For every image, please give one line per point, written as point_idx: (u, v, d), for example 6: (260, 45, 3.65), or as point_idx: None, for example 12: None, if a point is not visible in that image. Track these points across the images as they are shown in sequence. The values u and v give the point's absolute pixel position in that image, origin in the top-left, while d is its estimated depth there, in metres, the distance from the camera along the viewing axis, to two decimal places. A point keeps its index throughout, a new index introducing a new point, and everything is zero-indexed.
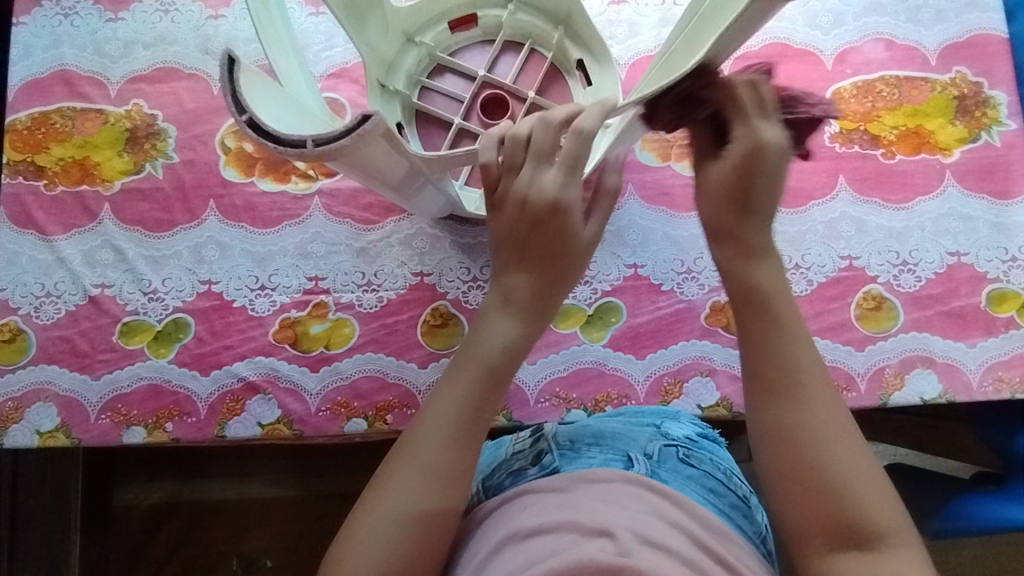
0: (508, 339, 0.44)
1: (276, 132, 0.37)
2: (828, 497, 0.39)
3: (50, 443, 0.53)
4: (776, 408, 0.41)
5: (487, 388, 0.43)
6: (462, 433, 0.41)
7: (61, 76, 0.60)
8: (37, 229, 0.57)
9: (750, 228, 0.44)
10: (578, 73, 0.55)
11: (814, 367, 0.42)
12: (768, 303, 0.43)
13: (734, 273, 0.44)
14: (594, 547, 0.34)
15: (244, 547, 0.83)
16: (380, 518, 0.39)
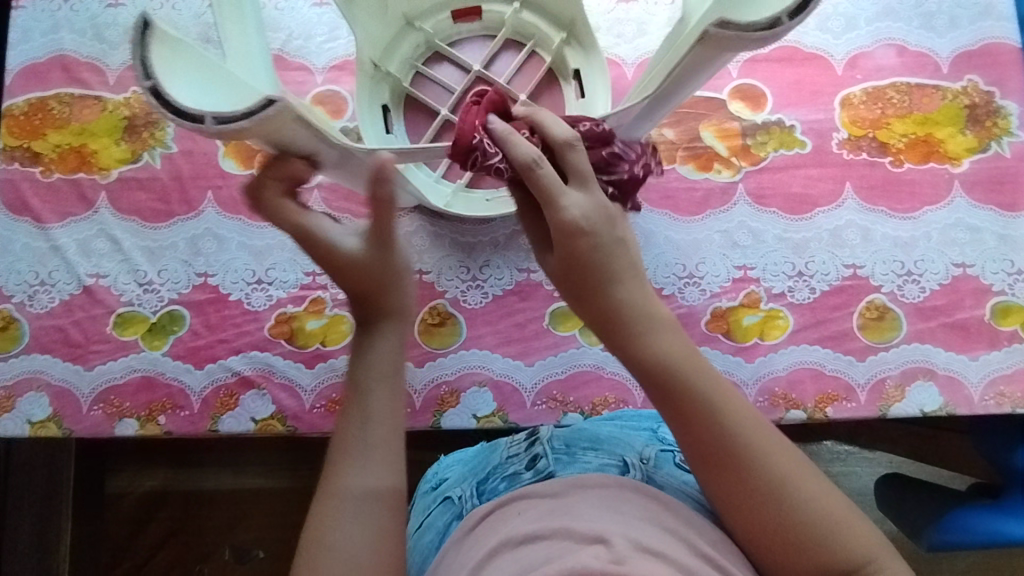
0: (382, 296, 0.40)
1: (177, 103, 0.34)
2: (800, 546, 0.35)
3: (41, 434, 0.52)
4: (725, 481, 0.37)
5: (387, 327, 0.40)
6: (361, 389, 0.38)
7: (60, 61, 0.59)
8: (32, 217, 0.56)
9: (609, 295, 0.40)
10: (573, 82, 0.54)
11: (748, 416, 0.38)
12: (666, 376, 0.38)
13: (633, 352, 0.39)
14: (588, 553, 0.33)
15: (235, 538, 0.83)
16: (337, 521, 0.34)
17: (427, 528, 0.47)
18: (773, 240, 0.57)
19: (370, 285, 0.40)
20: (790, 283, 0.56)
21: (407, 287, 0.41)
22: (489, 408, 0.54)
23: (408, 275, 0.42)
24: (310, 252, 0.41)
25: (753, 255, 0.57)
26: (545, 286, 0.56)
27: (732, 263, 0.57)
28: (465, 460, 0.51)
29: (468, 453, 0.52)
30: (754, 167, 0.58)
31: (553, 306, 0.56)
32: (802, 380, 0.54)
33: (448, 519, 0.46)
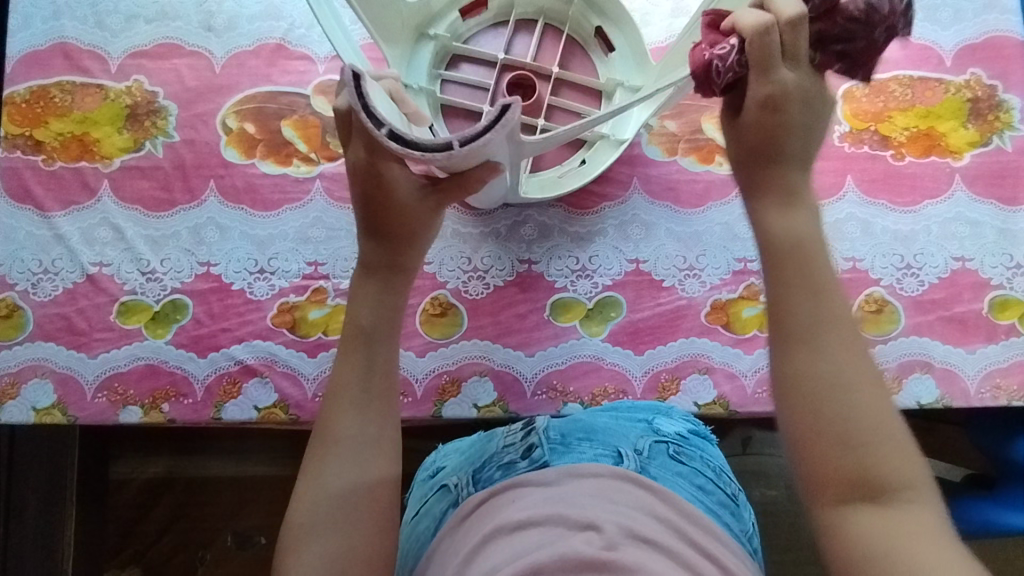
0: (395, 256, 0.44)
1: (421, 141, 0.37)
2: (851, 444, 0.35)
3: (46, 420, 0.53)
4: (812, 362, 0.37)
5: (392, 290, 0.44)
6: (370, 343, 0.42)
7: (61, 48, 0.59)
8: (35, 205, 0.57)
9: (785, 175, 0.40)
10: (596, 41, 0.55)
11: (857, 331, 0.38)
12: (795, 245, 0.39)
13: (775, 278, 0.39)
14: (579, 540, 0.34)
15: (238, 523, 0.84)
16: (329, 459, 0.40)
17: (424, 515, 0.47)
18: None
19: (382, 235, 0.44)
20: None
21: (422, 251, 0.45)
22: (490, 398, 0.54)
23: (428, 240, 0.45)
24: (368, 210, 0.43)
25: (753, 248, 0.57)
26: (546, 277, 0.56)
27: (733, 256, 0.57)
28: (463, 448, 0.52)
29: (466, 441, 0.53)
30: None
31: (553, 297, 0.56)
32: None
33: (443, 508, 0.46)
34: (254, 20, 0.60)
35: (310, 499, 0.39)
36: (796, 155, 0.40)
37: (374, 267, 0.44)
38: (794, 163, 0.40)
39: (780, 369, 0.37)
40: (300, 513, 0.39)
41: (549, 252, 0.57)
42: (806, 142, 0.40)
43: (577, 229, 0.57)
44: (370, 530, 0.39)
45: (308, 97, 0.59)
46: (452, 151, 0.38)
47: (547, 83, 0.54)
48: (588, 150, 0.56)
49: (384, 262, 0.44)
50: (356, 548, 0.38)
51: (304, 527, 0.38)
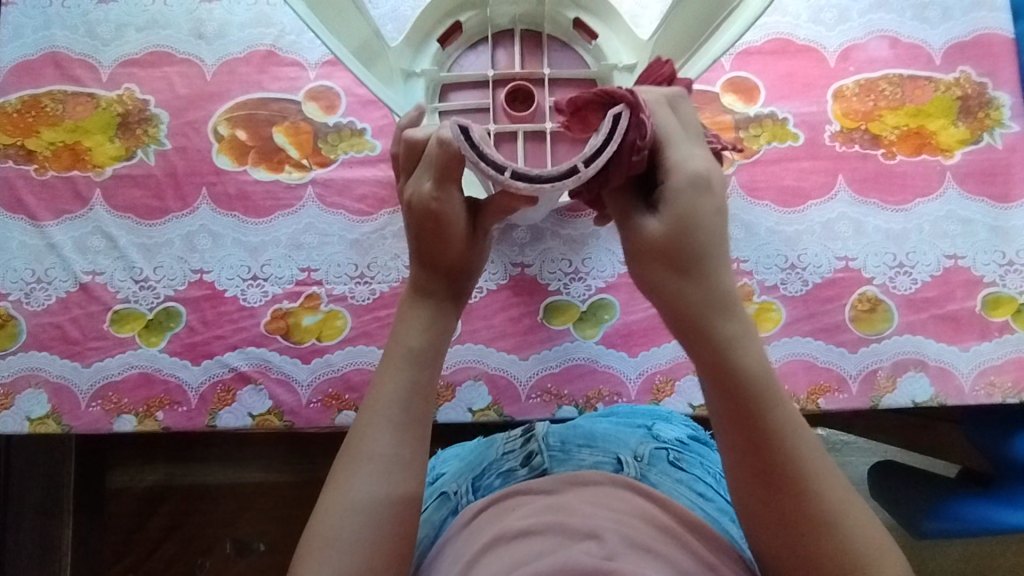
0: (446, 282, 0.42)
1: (544, 172, 0.37)
2: (829, 563, 0.36)
3: (40, 430, 0.53)
4: (790, 508, 0.36)
5: (445, 316, 0.43)
6: (419, 364, 0.41)
7: (51, 58, 0.59)
8: (28, 215, 0.57)
9: (703, 273, 0.37)
10: (579, 32, 0.55)
11: (815, 454, 0.37)
12: (742, 382, 0.37)
13: (737, 429, 0.37)
14: (580, 549, 0.34)
15: (236, 531, 0.84)
16: (360, 474, 0.38)
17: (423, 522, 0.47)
18: (765, 233, 0.57)
19: (434, 255, 0.42)
20: (782, 276, 0.57)
21: (473, 278, 0.44)
22: (484, 402, 0.54)
23: (477, 271, 0.44)
24: (422, 231, 0.41)
25: (746, 248, 0.57)
26: (539, 280, 0.56)
27: None
28: (463, 454, 0.52)
29: (466, 447, 0.52)
30: (747, 161, 0.59)
31: (547, 300, 0.56)
32: (794, 372, 0.55)
33: (442, 515, 0.46)
34: (245, 27, 0.60)
35: (332, 513, 0.38)
36: (703, 255, 0.37)
37: (429, 291, 0.42)
38: (711, 252, 0.37)
39: (754, 515, 0.37)
40: (320, 526, 0.38)
41: (542, 255, 0.57)
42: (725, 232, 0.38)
43: (570, 232, 0.57)
44: (389, 551, 0.37)
45: (299, 104, 0.59)
46: (580, 173, 0.37)
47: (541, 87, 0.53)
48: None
49: (433, 287, 0.42)
50: (374, 566, 0.37)
51: (325, 540, 0.37)
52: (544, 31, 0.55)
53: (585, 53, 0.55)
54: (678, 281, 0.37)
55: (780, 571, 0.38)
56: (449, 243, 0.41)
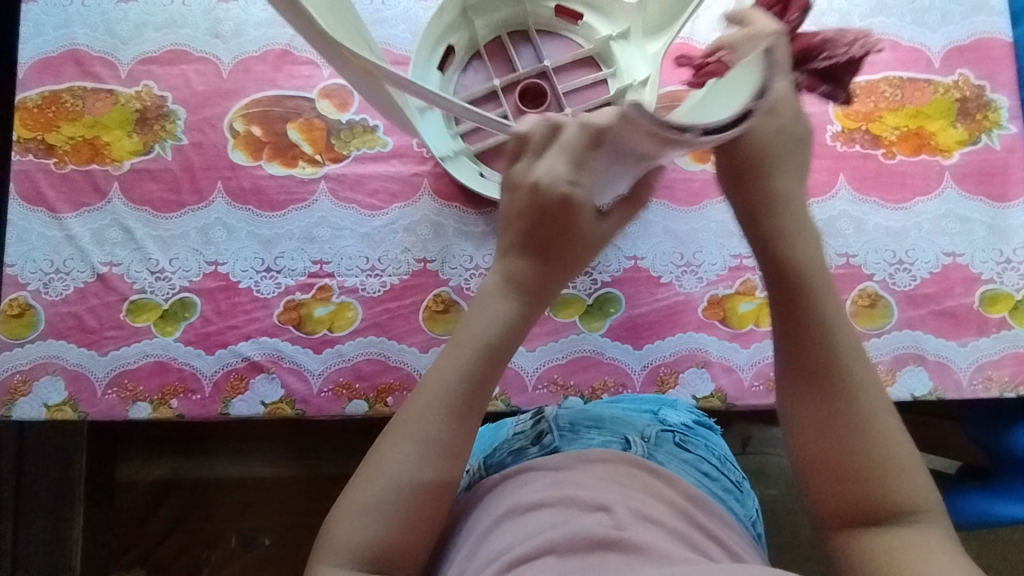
0: (538, 280, 0.44)
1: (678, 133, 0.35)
2: (856, 470, 0.38)
3: (57, 417, 0.54)
4: (824, 395, 0.39)
5: (525, 315, 0.44)
6: (494, 357, 0.42)
7: (72, 55, 0.61)
8: (47, 207, 0.58)
9: (769, 180, 0.43)
10: (564, 21, 0.56)
11: (860, 357, 0.40)
12: (794, 275, 0.41)
13: (794, 308, 0.41)
14: (591, 520, 0.35)
15: (242, 525, 0.85)
16: (410, 450, 0.39)
17: None
18: None
19: (546, 248, 0.43)
20: None
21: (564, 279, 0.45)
22: (492, 393, 0.55)
23: (568, 274, 0.45)
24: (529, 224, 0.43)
25: None
26: None
27: (729, 253, 0.58)
28: (471, 438, 0.52)
29: (474, 432, 0.53)
30: None
31: None
32: None
33: (454, 493, 0.47)
34: (261, 26, 0.62)
35: (373, 480, 0.39)
36: (777, 168, 0.43)
37: (517, 284, 0.43)
38: (774, 169, 0.43)
39: (791, 407, 0.40)
40: (360, 488, 0.39)
41: None
42: (796, 152, 0.43)
43: None
44: (423, 529, 0.39)
45: (313, 101, 0.60)
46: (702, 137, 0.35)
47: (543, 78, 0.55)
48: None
49: (528, 282, 0.44)
50: (401, 537, 0.38)
51: (363, 506, 0.38)
52: (531, 26, 0.56)
53: (574, 36, 0.57)
54: (737, 188, 0.44)
55: (806, 469, 0.39)
56: (561, 234, 0.43)
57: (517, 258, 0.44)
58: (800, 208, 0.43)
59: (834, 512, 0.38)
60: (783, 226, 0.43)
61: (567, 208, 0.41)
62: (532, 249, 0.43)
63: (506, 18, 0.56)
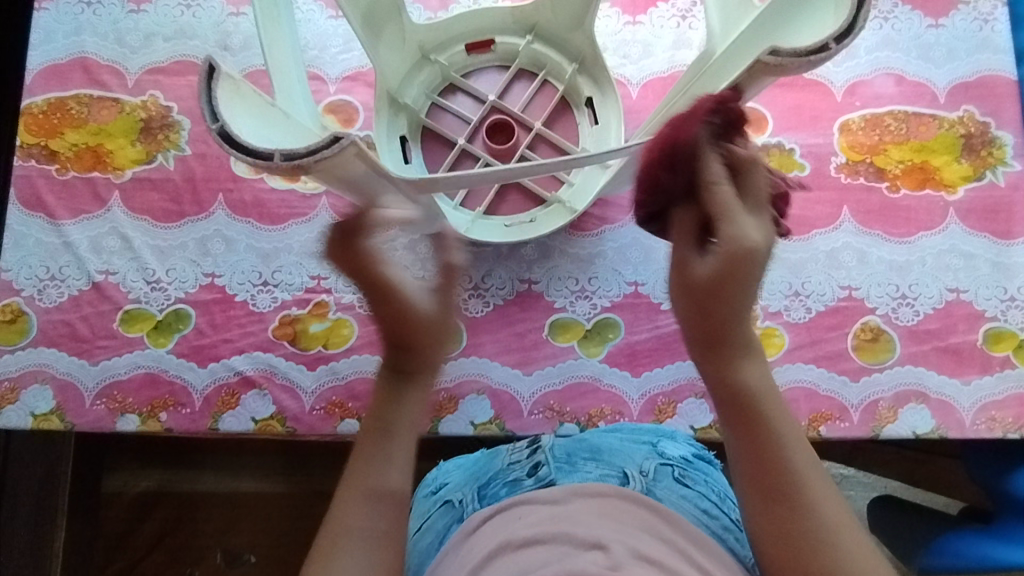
0: (415, 353, 0.42)
1: (807, 50, 0.37)
2: (794, 548, 0.36)
3: (43, 426, 0.53)
4: (742, 429, 0.38)
5: (417, 386, 0.42)
6: (392, 433, 0.40)
7: (80, 63, 0.61)
8: (46, 213, 0.58)
9: (729, 313, 0.40)
10: (480, 56, 0.57)
11: (771, 391, 0.40)
12: (721, 330, 0.40)
13: (717, 366, 0.40)
14: (585, 559, 0.33)
15: (228, 541, 0.83)
16: (331, 561, 0.36)
17: (426, 531, 0.46)
18: (770, 260, 0.58)
19: (405, 341, 0.42)
20: (786, 303, 0.57)
21: (444, 346, 0.43)
22: (487, 416, 0.54)
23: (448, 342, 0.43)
24: (372, 297, 0.41)
25: None
26: (546, 297, 0.57)
27: None
28: (465, 464, 0.51)
29: (468, 458, 0.52)
30: None
31: (552, 317, 0.57)
32: (796, 399, 0.55)
33: (447, 523, 0.46)
34: None
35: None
36: (736, 299, 0.39)
37: (400, 364, 0.42)
38: (736, 301, 0.39)
39: (739, 451, 0.38)
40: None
41: (550, 273, 0.57)
42: (753, 278, 0.39)
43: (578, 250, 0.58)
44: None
45: None
46: (829, 52, 0.37)
47: (485, 112, 0.55)
48: (596, 88, 0.55)
49: (413, 362, 0.42)
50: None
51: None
52: (446, 75, 0.56)
53: (491, 61, 0.57)
54: (694, 307, 0.40)
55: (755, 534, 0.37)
56: (378, 309, 0.41)
57: (393, 341, 0.42)
58: (753, 263, 0.38)
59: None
60: (722, 295, 0.39)
61: (387, 292, 0.41)
62: (387, 331, 0.42)
63: (428, 79, 0.56)
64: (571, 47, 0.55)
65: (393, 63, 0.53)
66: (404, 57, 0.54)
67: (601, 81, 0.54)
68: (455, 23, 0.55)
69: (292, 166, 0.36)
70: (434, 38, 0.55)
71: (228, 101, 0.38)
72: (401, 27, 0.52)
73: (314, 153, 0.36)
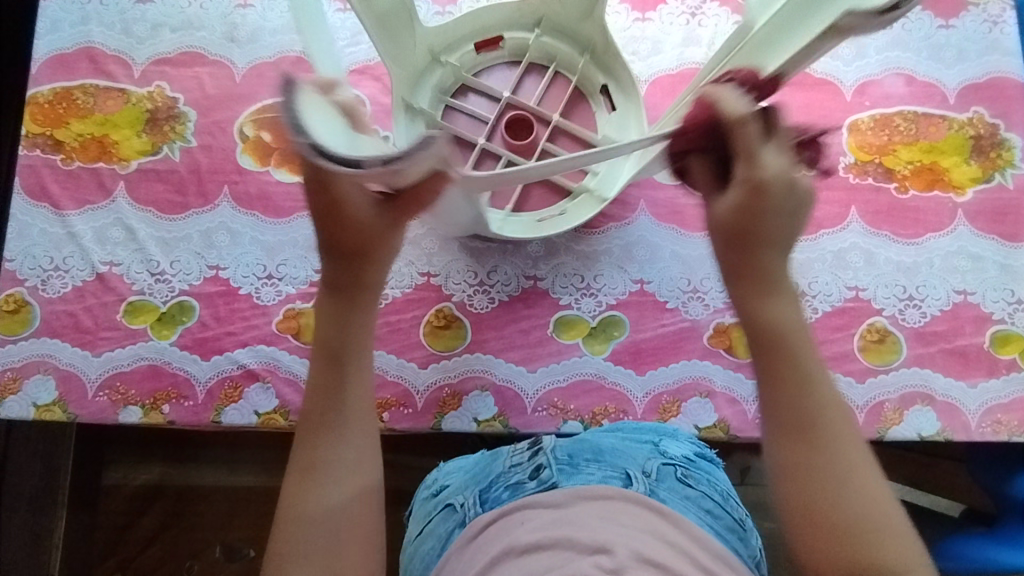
0: (349, 275, 0.42)
1: None
2: (813, 510, 0.36)
3: (46, 417, 0.53)
4: (765, 361, 0.39)
5: (357, 302, 0.42)
6: (339, 356, 0.42)
7: (86, 53, 0.61)
8: (50, 203, 0.57)
9: (768, 254, 0.40)
10: (489, 54, 0.56)
11: (803, 327, 0.40)
12: (763, 269, 0.40)
13: (743, 300, 0.40)
14: (588, 564, 0.33)
15: (228, 534, 0.83)
16: (306, 488, 0.39)
17: (428, 534, 0.46)
18: None
19: (354, 254, 0.42)
20: None
21: (384, 264, 0.43)
22: (490, 413, 0.54)
23: (390, 255, 0.43)
24: (312, 186, 0.40)
25: None
26: (552, 294, 0.57)
27: None
28: (467, 467, 0.51)
29: (470, 460, 0.51)
30: None
31: (557, 314, 0.56)
32: None
33: (448, 527, 0.45)
34: (276, 33, 0.62)
35: (291, 530, 0.39)
36: (768, 238, 0.40)
37: (341, 287, 0.42)
38: (772, 244, 0.40)
39: (768, 398, 0.39)
40: (280, 545, 0.39)
41: (555, 270, 0.57)
42: (789, 222, 0.40)
43: (584, 247, 0.58)
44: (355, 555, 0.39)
45: None
46: None
47: (503, 109, 0.54)
48: (611, 76, 0.55)
49: (348, 278, 0.42)
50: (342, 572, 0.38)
51: (286, 556, 0.38)
52: (457, 76, 0.55)
53: (500, 59, 0.57)
54: (724, 244, 0.41)
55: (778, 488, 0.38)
56: (343, 233, 0.41)
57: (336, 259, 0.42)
58: (790, 202, 0.39)
59: (804, 530, 0.36)
60: (764, 244, 0.40)
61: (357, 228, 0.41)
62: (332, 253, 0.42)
63: (439, 81, 0.55)
64: (580, 36, 0.55)
65: (405, 69, 0.52)
66: (416, 62, 0.54)
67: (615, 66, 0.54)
68: (463, 22, 0.54)
69: (382, 168, 0.35)
70: (443, 40, 0.55)
71: (312, 111, 0.36)
72: (413, 32, 0.52)
73: (408, 155, 0.35)
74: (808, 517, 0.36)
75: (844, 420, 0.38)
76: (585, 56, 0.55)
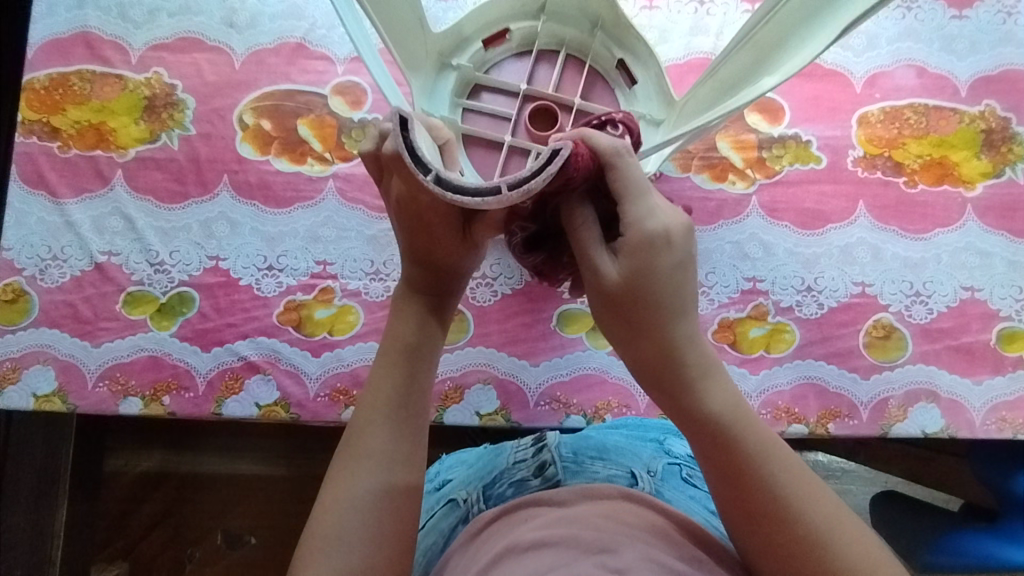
0: (435, 279, 0.41)
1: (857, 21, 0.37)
2: (802, 560, 0.36)
3: (45, 407, 0.53)
4: (704, 438, 0.38)
5: (437, 311, 0.42)
6: (413, 355, 0.41)
7: (83, 37, 0.59)
8: (48, 192, 0.57)
9: (662, 319, 0.39)
10: (496, 48, 0.55)
11: (734, 401, 0.39)
12: (640, 299, 0.39)
13: (678, 394, 0.39)
14: (592, 563, 0.33)
15: (228, 522, 0.83)
16: (358, 473, 0.38)
17: (430, 529, 0.45)
18: (783, 254, 0.57)
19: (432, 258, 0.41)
20: (798, 298, 0.56)
21: (465, 277, 0.43)
22: (492, 406, 0.54)
23: (470, 268, 0.43)
24: (405, 201, 0.38)
25: (763, 268, 0.57)
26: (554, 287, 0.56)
27: (741, 275, 0.57)
28: (470, 461, 0.50)
29: (473, 453, 0.50)
30: (769, 180, 0.59)
31: (560, 308, 0.56)
32: (805, 395, 0.54)
33: (452, 523, 0.45)
34: (276, 18, 0.61)
35: (333, 512, 0.37)
36: (666, 307, 0.39)
37: (420, 286, 0.42)
38: (674, 313, 0.39)
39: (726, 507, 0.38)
40: (320, 525, 0.37)
41: None
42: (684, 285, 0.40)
43: None
44: (391, 551, 0.37)
45: (325, 97, 0.59)
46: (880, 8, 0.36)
47: (524, 101, 0.53)
48: (626, 49, 0.54)
49: (427, 284, 0.42)
50: (375, 564, 0.36)
51: (326, 540, 0.36)
52: (469, 75, 0.54)
53: (508, 53, 0.55)
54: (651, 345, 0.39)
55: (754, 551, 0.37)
56: (423, 237, 0.40)
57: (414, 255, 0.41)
58: (678, 254, 0.39)
59: (770, 564, 0.37)
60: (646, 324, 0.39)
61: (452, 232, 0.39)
62: (415, 249, 0.41)
63: (450, 83, 0.54)
64: (587, 11, 0.54)
65: (421, 76, 0.51)
66: (428, 68, 0.53)
67: (629, 38, 0.54)
68: (469, 17, 0.53)
69: (524, 191, 0.35)
70: (451, 42, 0.54)
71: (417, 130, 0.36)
72: (422, 36, 0.50)
73: (539, 174, 0.35)
74: (773, 562, 0.37)
75: (786, 459, 0.38)
76: (595, 38, 0.55)
